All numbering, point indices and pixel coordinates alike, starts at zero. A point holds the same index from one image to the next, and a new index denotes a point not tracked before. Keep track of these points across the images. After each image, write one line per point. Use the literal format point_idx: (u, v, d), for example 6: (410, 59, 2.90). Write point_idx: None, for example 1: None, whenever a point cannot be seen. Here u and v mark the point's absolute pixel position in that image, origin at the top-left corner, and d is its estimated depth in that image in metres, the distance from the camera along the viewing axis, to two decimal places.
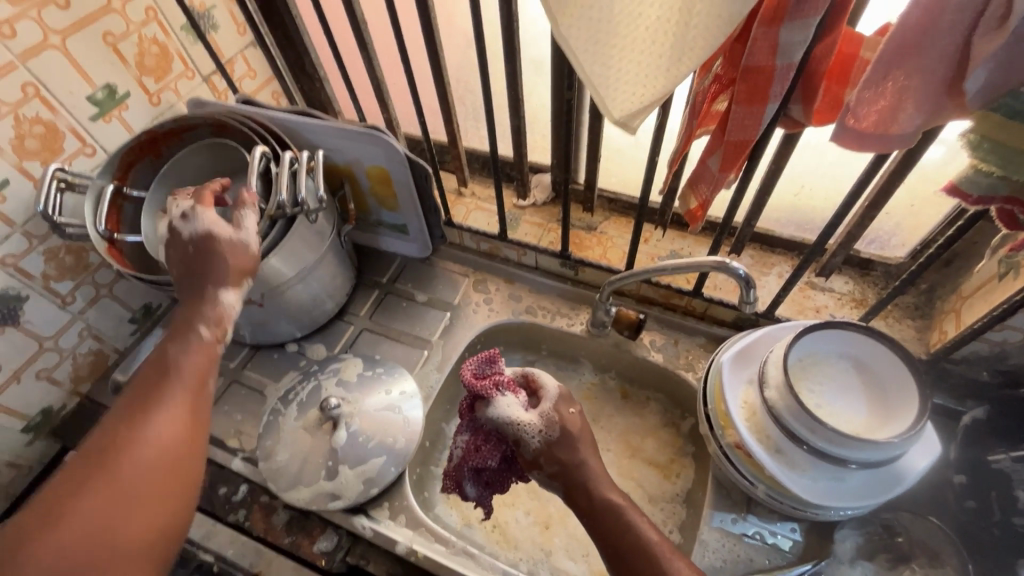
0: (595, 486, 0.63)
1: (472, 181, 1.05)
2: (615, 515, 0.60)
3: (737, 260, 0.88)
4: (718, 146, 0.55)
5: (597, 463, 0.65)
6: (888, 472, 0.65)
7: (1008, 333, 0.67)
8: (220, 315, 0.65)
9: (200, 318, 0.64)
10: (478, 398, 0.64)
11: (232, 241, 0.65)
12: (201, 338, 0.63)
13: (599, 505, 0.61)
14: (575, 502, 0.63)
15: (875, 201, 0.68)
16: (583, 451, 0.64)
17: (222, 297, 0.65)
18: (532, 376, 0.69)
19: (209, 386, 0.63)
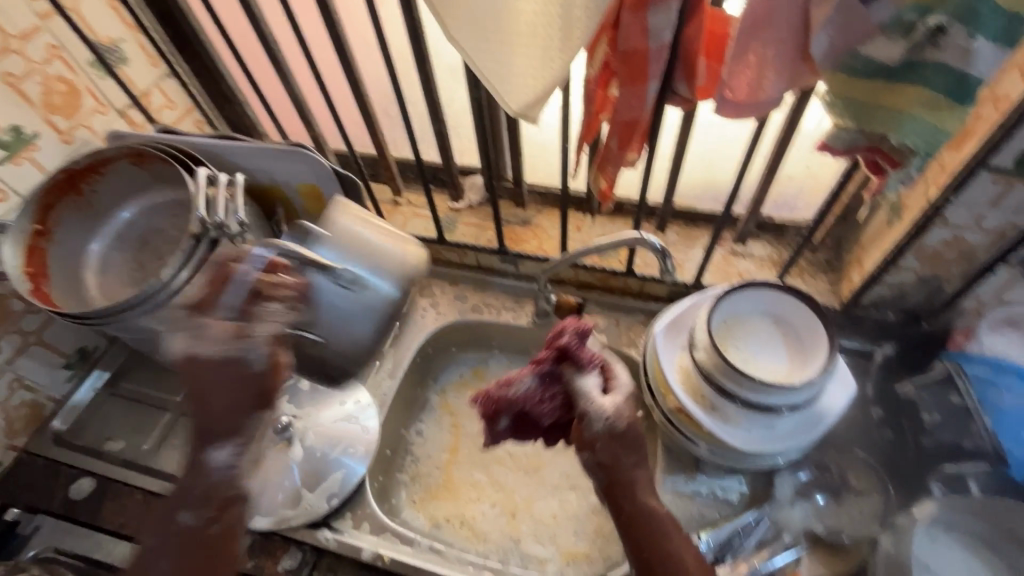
0: (638, 494, 0.58)
1: (407, 189, 1.07)
2: (655, 528, 0.56)
3: (664, 238, 0.92)
4: (614, 128, 0.60)
5: (642, 470, 0.60)
6: (810, 412, 0.71)
7: (903, 276, 0.74)
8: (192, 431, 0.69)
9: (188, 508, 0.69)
10: (573, 363, 0.66)
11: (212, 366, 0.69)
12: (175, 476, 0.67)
13: (647, 519, 0.57)
14: (618, 511, 0.58)
15: (773, 166, 0.72)
16: (638, 458, 0.60)
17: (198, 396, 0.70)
18: (611, 367, 0.66)
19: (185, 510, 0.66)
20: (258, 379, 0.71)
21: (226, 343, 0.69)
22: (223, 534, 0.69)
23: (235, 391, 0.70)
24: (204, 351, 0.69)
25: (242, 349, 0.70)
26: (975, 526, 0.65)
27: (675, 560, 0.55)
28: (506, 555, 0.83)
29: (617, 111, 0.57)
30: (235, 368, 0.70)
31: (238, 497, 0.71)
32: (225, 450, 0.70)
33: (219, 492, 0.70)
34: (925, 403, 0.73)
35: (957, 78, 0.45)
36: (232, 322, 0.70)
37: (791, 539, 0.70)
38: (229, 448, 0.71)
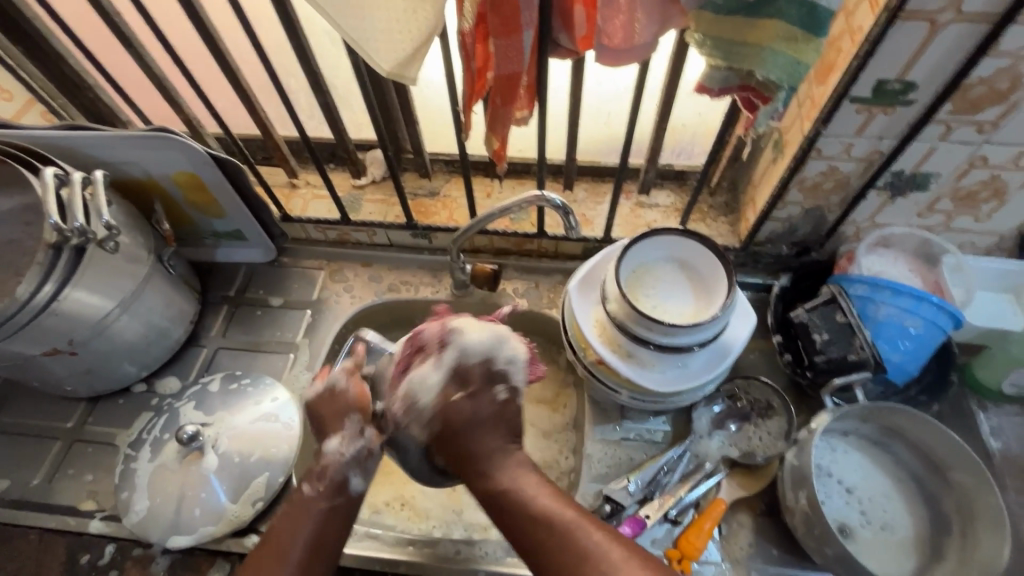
0: (532, 508, 0.55)
1: (303, 170, 1.00)
2: (548, 524, 0.54)
3: (573, 195, 0.92)
4: (496, 84, 0.57)
5: (527, 473, 0.59)
6: (718, 346, 0.74)
7: (790, 209, 0.79)
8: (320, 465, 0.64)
9: (307, 476, 0.64)
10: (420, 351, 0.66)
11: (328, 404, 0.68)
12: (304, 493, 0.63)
13: (548, 524, 0.54)
14: (517, 536, 0.55)
15: (664, 112, 0.73)
16: (482, 432, 0.60)
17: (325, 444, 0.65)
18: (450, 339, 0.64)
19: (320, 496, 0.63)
20: (344, 396, 0.68)
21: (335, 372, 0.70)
22: (340, 508, 0.63)
23: (331, 408, 0.67)
24: (315, 390, 0.70)
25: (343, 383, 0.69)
26: (865, 429, 0.74)
27: (577, 551, 0.52)
28: (450, 528, 0.83)
29: (497, 66, 0.55)
30: (331, 394, 0.69)
31: (347, 480, 0.64)
32: (337, 439, 0.65)
33: (329, 469, 0.64)
34: (816, 325, 0.75)
35: (808, 9, 0.47)
36: (342, 370, 0.70)
37: (712, 467, 0.74)
38: (339, 436, 0.65)
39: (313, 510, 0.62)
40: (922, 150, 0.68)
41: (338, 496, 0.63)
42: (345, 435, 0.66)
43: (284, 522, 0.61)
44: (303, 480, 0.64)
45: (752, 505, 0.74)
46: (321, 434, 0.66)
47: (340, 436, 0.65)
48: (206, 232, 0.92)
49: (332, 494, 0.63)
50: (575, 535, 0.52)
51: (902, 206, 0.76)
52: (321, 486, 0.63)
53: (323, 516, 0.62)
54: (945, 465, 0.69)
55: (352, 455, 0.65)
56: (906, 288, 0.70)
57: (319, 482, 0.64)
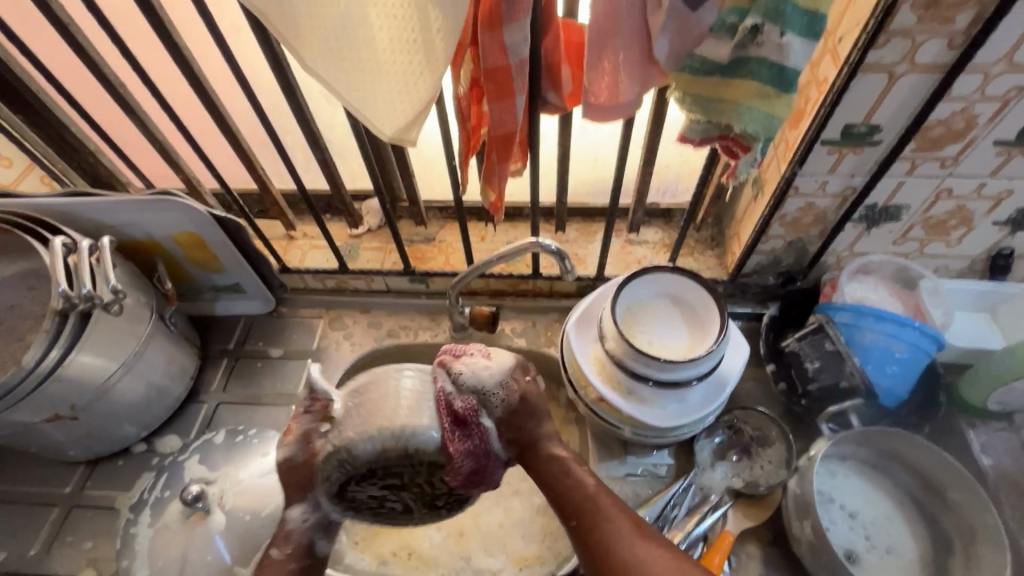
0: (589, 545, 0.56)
1: (300, 222, 1.02)
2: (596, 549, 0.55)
3: (565, 236, 0.95)
4: (490, 142, 0.61)
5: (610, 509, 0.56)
6: (715, 379, 0.77)
7: (773, 242, 0.83)
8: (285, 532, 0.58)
9: (274, 540, 0.59)
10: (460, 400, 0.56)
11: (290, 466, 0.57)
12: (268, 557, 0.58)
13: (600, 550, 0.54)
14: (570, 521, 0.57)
15: (648, 158, 0.77)
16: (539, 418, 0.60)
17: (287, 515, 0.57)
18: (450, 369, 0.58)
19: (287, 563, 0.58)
20: (305, 467, 0.55)
21: (292, 437, 0.56)
22: (306, 570, 0.59)
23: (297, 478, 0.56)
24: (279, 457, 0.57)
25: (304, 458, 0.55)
26: (862, 453, 0.75)
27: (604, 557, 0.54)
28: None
29: (491, 125, 0.58)
30: (292, 465, 0.56)
31: (313, 543, 0.58)
32: (299, 507, 0.58)
33: (292, 534, 0.58)
34: (806, 353, 0.78)
35: (777, 70, 0.51)
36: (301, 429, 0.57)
37: (717, 499, 0.75)
38: (302, 503, 0.57)
39: (282, 574, 0.58)
40: (892, 184, 0.72)
41: (306, 560, 0.59)
42: (306, 504, 0.58)
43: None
44: (269, 542, 0.59)
45: (759, 535, 0.75)
46: (284, 499, 0.58)
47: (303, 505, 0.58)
48: (205, 286, 0.93)
49: (295, 557, 0.58)
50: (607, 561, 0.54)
51: (878, 235, 0.81)
52: (287, 551, 0.58)
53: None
54: (941, 485, 0.71)
55: (316, 521, 0.58)
56: (888, 316, 0.73)
57: (284, 547, 0.58)
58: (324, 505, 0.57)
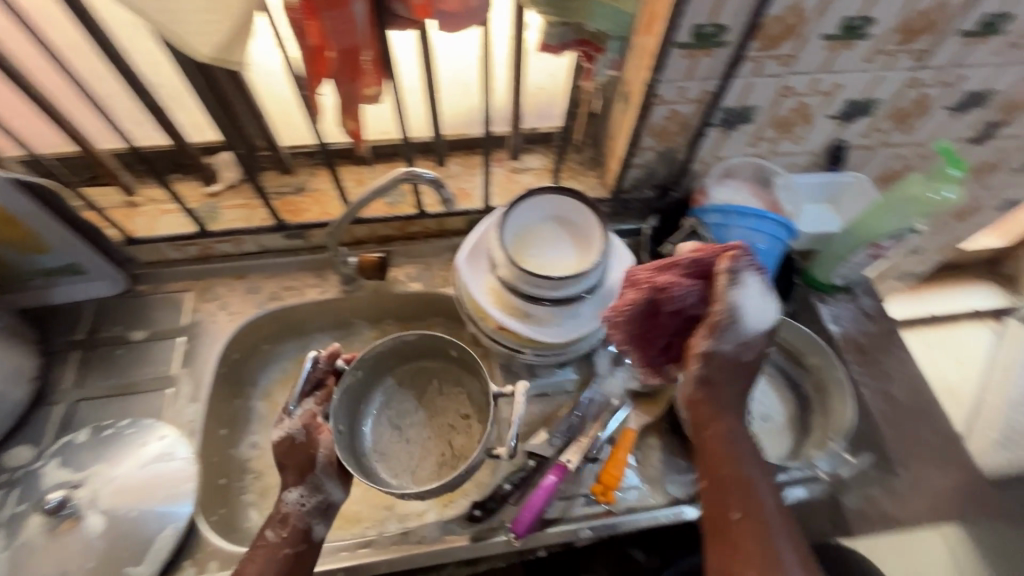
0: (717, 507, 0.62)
1: (142, 185, 0.88)
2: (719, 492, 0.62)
3: (448, 170, 0.92)
4: (334, 59, 0.55)
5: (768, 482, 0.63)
6: (604, 291, 0.79)
7: (646, 154, 0.86)
8: (284, 513, 0.66)
9: (269, 523, 0.66)
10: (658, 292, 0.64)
11: (283, 449, 0.68)
12: (267, 540, 0.64)
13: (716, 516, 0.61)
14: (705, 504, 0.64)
15: (517, 77, 0.75)
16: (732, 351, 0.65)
17: (285, 496, 0.66)
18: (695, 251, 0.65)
19: (284, 551, 0.64)
20: (304, 449, 0.68)
21: (294, 419, 0.69)
22: (297, 557, 0.64)
23: (292, 460, 0.67)
24: (274, 436, 0.69)
25: (303, 436, 0.68)
26: None
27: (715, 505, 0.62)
28: (384, 524, 0.81)
29: (333, 40, 0.52)
30: (291, 445, 0.68)
31: (310, 528, 0.66)
32: (297, 489, 0.66)
33: (289, 518, 0.65)
34: None
35: None
36: (289, 422, 0.69)
37: (618, 402, 0.80)
38: (300, 486, 0.66)
39: (279, 555, 0.63)
40: (743, 85, 0.77)
41: (300, 545, 0.65)
42: (305, 487, 0.67)
43: (250, 565, 0.63)
44: (266, 525, 0.65)
45: (658, 427, 0.81)
46: (283, 482, 0.67)
47: (302, 486, 0.66)
48: (31, 272, 0.79)
49: (292, 539, 0.64)
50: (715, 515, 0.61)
51: (736, 137, 0.86)
52: (282, 534, 0.64)
53: (286, 562, 0.63)
54: (800, 353, 0.81)
55: (314, 505, 0.66)
56: (749, 210, 0.79)
57: (281, 528, 0.65)
58: (325, 485, 0.67)
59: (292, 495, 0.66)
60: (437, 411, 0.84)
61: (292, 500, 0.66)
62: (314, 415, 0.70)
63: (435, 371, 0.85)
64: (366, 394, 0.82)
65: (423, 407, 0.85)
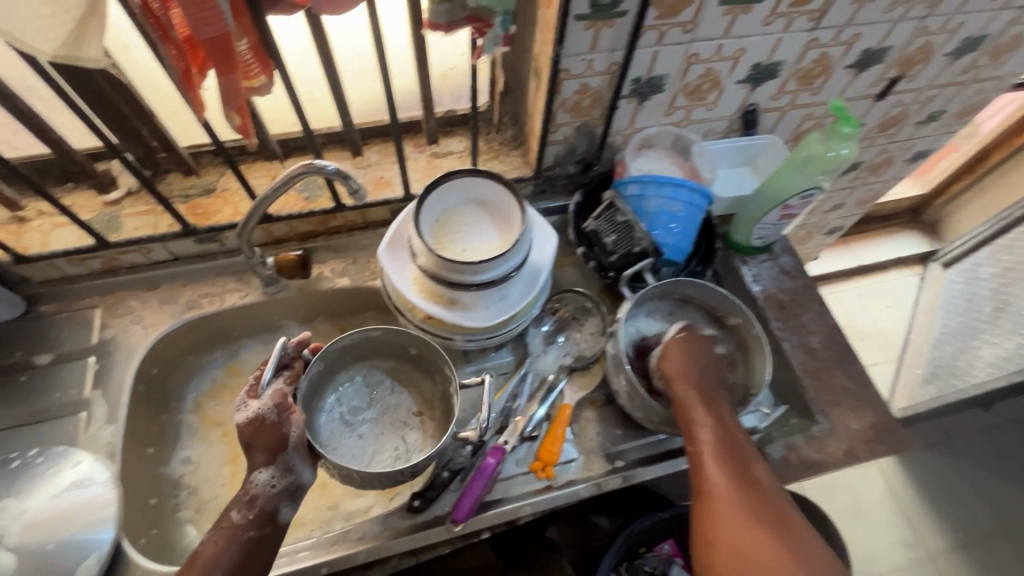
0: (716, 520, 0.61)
1: (30, 198, 0.82)
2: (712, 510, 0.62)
3: (366, 160, 0.89)
4: (203, 50, 0.51)
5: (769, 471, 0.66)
6: (530, 271, 0.79)
7: (562, 130, 0.85)
8: (251, 496, 0.63)
9: (234, 503, 0.63)
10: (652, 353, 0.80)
11: (253, 429, 0.65)
12: (231, 521, 0.62)
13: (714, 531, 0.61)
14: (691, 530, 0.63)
15: (421, 58, 0.73)
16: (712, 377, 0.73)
17: (255, 475, 0.64)
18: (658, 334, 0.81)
19: (245, 536, 0.62)
20: (277, 427, 0.65)
21: (264, 399, 0.66)
22: (259, 541, 0.62)
23: (266, 440, 0.64)
24: (242, 419, 0.65)
25: (276, 415, 0.66)
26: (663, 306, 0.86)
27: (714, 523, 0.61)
28: (329, 525, 0.80)
29: (197, 29, 0.49)
30: (261, 426, 0.65)
31: (278, 510, 0.64)
32: (267, 470, 0.64)
33: (258, 499, 0.63)
34: (604, 229, 0.83)
35: None
36: (259, 401, 0.66)
37: (554, 378, 0.81)
38: (271, 467, 0.64)
39: (241, 539, 0.62)
40: (649, 55, 0.77)
41: (264, 527, 0.63)
42: (276, 468, 0.64)
43: (209, 546, 0.61)
44: (230, 506, 0.63)
45: (594, 399, 0.83)
46: (250, 464, 0.64)
47: (274, 467, 0.64)
48: None
49: (256, 521, 0.62)
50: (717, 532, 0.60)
51: (650, 108, 0.87)
52: (250, 515, 0.62)
53: (246, 546, 0.61)
54: (723, 315, 0.83)
55: (283, 486, 0.64)
56: (665, 179, 0.80)
57: (248, 510, 0.63)
58: (297, 465, 0.65)
59: (261, 476, 0.64)
60: (391, 405, 0.82)
61: (258, 481, 0.63)
62: (284, 395, 0.68)
63: (389, 369, 0.83)
64: (309, 397, 0.77)
65: (375, 404, 0.81)
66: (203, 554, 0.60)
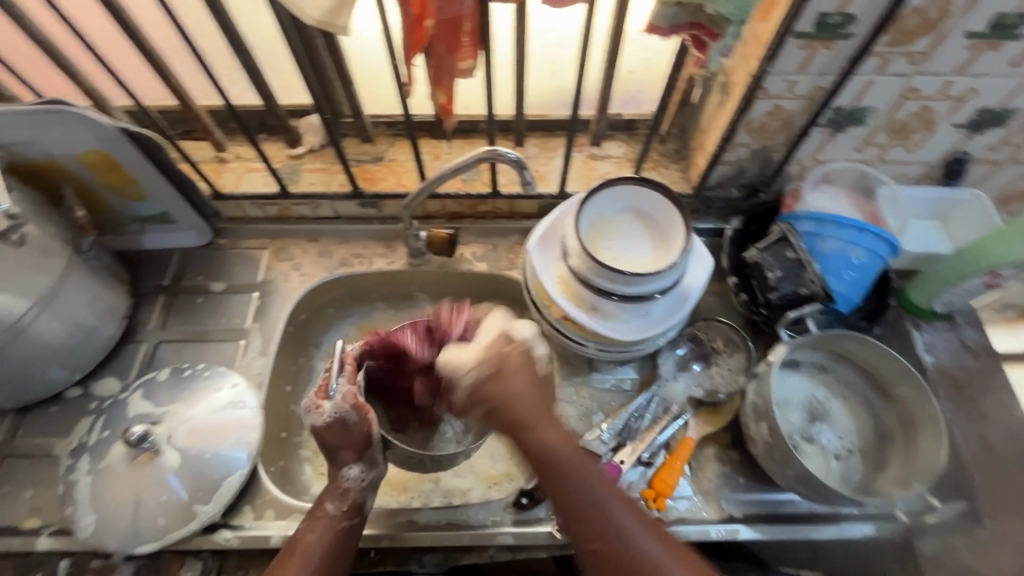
0: (562, 464, 0.59)
1: (231, 142, 0.92)
2: (600, 511, 0.57)
3: (525, 152, 0.90)
4: (434, 30, 0.53)
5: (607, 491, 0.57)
6: (678, 292, 0.75)
7: (738, 151, 0.80)
8: (344, 488, 0.68)
9: (328, 495, 0.67)
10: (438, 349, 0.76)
11: (329, 426, 0.67)
12: (328, 512, 0.66)
13: (620, 540, 0.55)
14: (546, 489, 0.59)
15: (612, 59, 0.72)
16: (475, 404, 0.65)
17: (346, 471, 0.68)
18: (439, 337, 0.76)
19: (343, 527, 0.65)
20: (357, 428, 0.68)
21: (336, 402, 0.68)
22: (353, 529, 0.66)
23: (345, 439, 0.68)
24: (319, 422, 0.68)
25: (353, 416, 0.68)
26: (815, 357, 0.79)
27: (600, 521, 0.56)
28: (429, 497, 0.81)
29: (438, 9, 0.51)
30: (342, 426, 0.68)
31: (366, 501, 0.69)
32: (357, 466, 0.69)
33: (350, 491, 0.68)
34: (768, 263, 0.77)
35: None
36: (330, 406, 0.68)
37: (678, 410, 0.77)
38: (359, 463, 0.69)
39: (338, 528, 0.65)
40: (861, 83, 0.69)
41: (356, 518, 0.67)
42: (364, 463, 0.69)
43: (307, 534, 0.64)
44: (324, 497, 0.67)
45: (719, 439, 0.78)
46: (339, 459, 0.69)
47: (360, 464, 0.69)
48: (129, 217, 0.84)
49: (348, 513, 0.66)
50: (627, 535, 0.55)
51: (842, 140, 0.79)
52: (343, 506, 0.67)
53: (340, 534, 0.65)
54: (889, 382, 0.74)
55: (372, 479, 0.69)
56: (848, 220, 0.72)
57: (342, 500, 0.67)
58: (379, 461, 0.70)
59: (354, 471, 0.69)
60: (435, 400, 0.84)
61: (351, 476, 0.68)
62: (355, 393, 0.70)
63: None
64: (368, 390, 0.80)
65: None
66: (305, 539, 0.63)
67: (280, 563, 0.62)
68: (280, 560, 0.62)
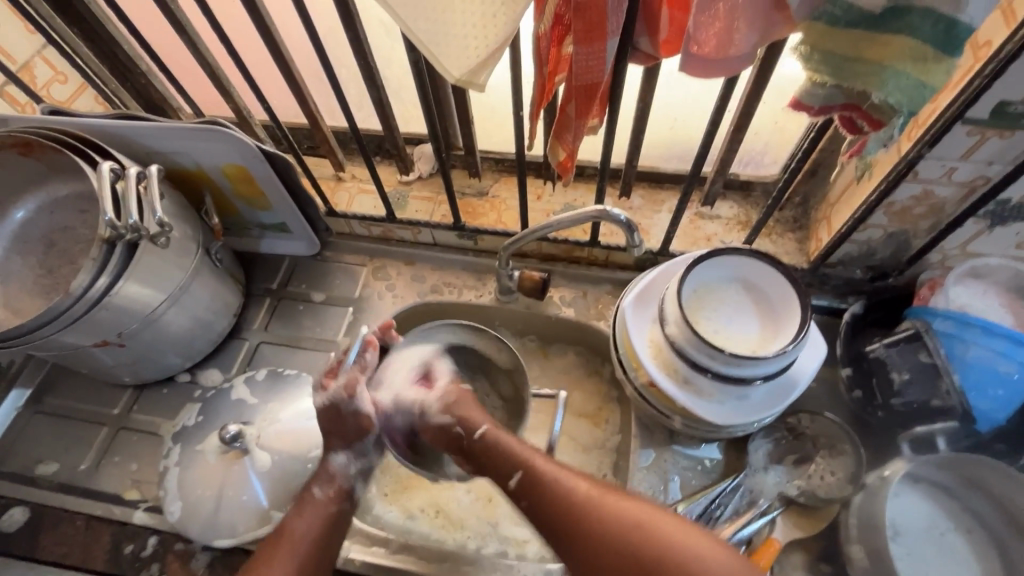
0: (575, 493, 0.58)
1: (349, 162, 0.97)
2: (636, 524, 0.55)
3: (629, 202, 0.87)
4: (569, 91, 0.52)
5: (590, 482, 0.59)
6: (783, 380, 0.69)
7: (871, 232, 0.73)
8: (330, 474, 0.70)
9: (316, 480, 0.70)
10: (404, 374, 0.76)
11: (324, 405, 0.72)
12: (315, 498, 0.68)
13: (667, 550, 0.52)
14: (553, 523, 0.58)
15: (740, 125, 0.68)
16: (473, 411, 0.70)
17: (332, 460, 0.71)
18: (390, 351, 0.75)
19: (342, 511, 0.69)
20: (350, 417, 0.71)
21: (339, 385, 0.72)
22: (342, 513, 0.69)
23: (341, 426, 0.71)
24: (320, 401, 0.73)
25: (351, 404, 0.71)
26: (939, 475, 0.69)
27: (644, 538, 0.53)
28: (484, 541, 0.78)
29: (574, 74, 0.50)
30: (338, 413, 0.71)
31: (353, 487, 0.71)
32: (344, 453, 0.72)
33: (336, 476, 0.70)
34: (894, 363, 0.71)
35: (945, 26, 0.41)
36: (336, 388, 0.72)
37: (767, 504, 0.70)
38: (346, 451, 0.72)
39: (325, 511, 0.68)
40: None
41: (345, 502, 0.69)
42: (351, 451, 0.72)
43: (297, 521, 0.66)
44: (314, 482, 0.70)
45: (809, 546, 0.70)
46: (329, 445, 0.72)
47: (349, 450, 0.72)
48: (252, 223, 0.91)
49: (336, 498, 0.69)
50: (658, 533, 0.54)
51: (1001, 235, 0.68)
52: (330, 491, 0.69)
53: (331, 517, 0.67)
54: None
55: (358, 468, 0.72)
56: (1000, 330, 0.64)
57: (328, 485, 0.70)
58: (368, 450, 0.72)
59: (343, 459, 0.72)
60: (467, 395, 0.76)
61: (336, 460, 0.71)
62: (355, 379, 0.72)
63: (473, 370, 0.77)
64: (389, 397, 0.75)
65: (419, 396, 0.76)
66: (295, 529, 0.66)
67: (266, 554, 0.64)
68: (267, 551, 0.64)
